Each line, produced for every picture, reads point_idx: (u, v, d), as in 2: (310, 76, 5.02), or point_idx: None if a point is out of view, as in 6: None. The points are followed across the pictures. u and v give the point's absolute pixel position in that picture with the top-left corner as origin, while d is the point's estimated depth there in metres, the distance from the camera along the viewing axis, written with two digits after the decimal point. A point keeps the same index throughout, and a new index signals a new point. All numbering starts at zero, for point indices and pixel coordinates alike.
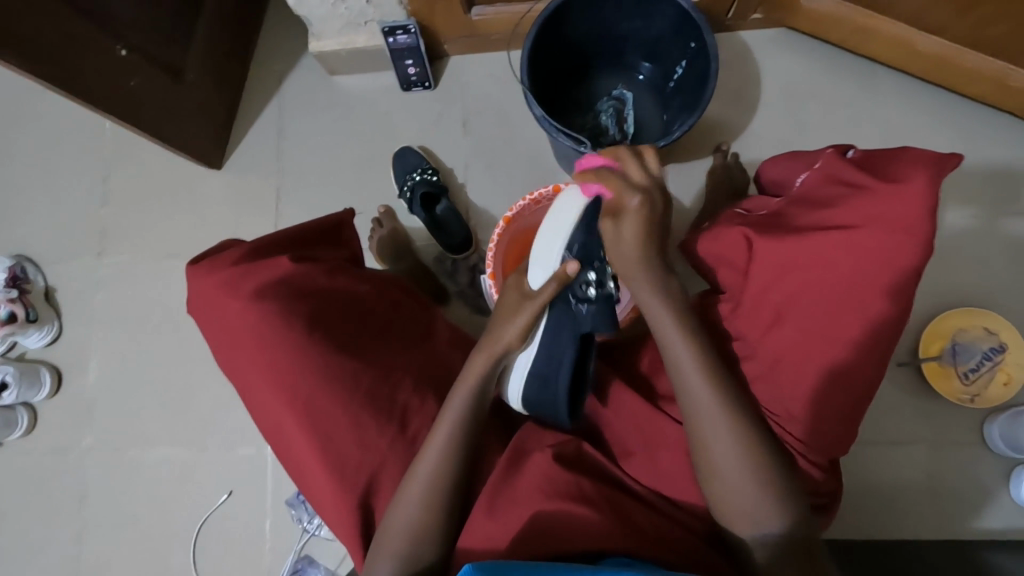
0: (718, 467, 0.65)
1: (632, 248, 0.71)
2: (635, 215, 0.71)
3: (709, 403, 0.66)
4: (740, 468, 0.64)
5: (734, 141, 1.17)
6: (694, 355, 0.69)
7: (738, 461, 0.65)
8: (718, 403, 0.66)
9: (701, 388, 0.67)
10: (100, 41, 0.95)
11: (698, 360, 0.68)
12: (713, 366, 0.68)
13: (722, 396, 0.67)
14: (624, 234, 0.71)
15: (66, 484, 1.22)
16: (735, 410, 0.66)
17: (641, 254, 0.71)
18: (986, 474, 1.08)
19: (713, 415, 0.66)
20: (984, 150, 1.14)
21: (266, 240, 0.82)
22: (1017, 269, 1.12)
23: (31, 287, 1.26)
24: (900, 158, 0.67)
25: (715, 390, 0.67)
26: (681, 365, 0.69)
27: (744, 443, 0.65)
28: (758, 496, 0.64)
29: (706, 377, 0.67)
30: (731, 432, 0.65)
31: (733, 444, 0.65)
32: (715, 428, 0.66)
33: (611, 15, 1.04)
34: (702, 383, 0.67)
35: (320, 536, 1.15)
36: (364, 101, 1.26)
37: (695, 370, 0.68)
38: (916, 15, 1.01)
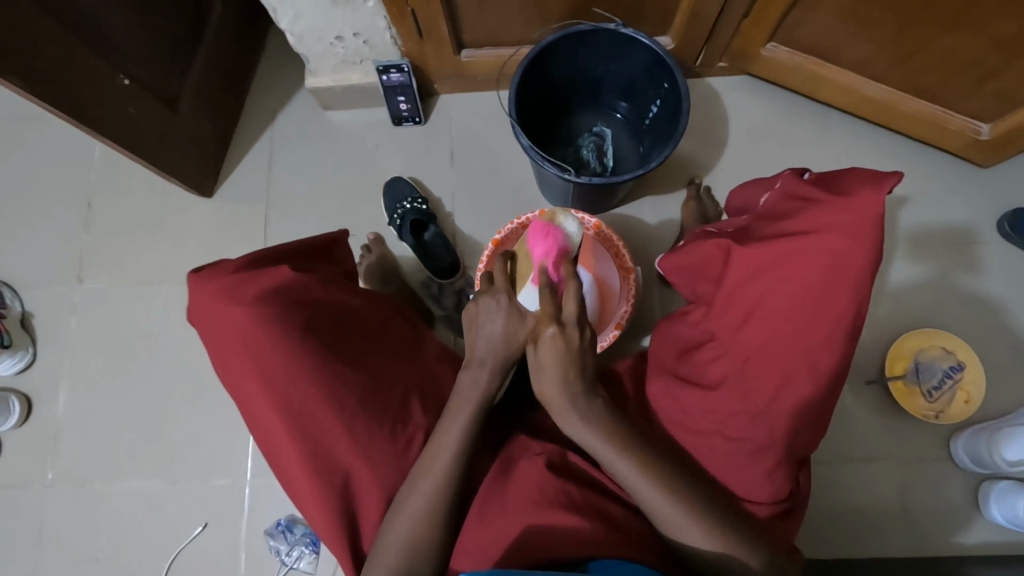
0: (674, 537, 0.66)
1: (553, 385, 0.69)
2: (542, 371, 0.69)
3: (653, 488, 0.67)
4: (691, 531, 0.65)
5: (705, 175, 1.26)
6: (627, 455, 0.68)
7: (690, 529, 0.65)
8: (666, 496, 0.66)
9: (641, 481, 0.67)
10: (102, 69, 0.98)
11: (633, 461, 0.68)
12: (649, 461, 0.68)
13: (655, 484, 0.67)
14: (544, 373, 0.69)
15: (28, 519, 1.16)
16: (684, 499, 0.67)
17: (561, 378, 0.68)
18: (955, 491, 1.12)
19: (655, 497, 0.66)
20: (929, 185, 1.25)
21: (261, 253, 0.84)
22: (966, 293, 1.20)
23: (7, 312, 1.23)
24: (850, 175, 0.73)
25: (652, 479, 0.67)
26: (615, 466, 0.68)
27: (698, 514, 0.66)
28: (722, 555, 0.65)
29: (645, 473, 0.67)
30: (680, 510, 0.66)
31: (682, 513, 0.66)
32: (665, 509, 0.66)
33: (590, 59, 1.12)
34: (644, 481, 0.67)
35: (299, 569, 1.12)
36: (356, 134, 1.32)
37: (632, 470, 0.68)
38: (863, 66, 1.13)
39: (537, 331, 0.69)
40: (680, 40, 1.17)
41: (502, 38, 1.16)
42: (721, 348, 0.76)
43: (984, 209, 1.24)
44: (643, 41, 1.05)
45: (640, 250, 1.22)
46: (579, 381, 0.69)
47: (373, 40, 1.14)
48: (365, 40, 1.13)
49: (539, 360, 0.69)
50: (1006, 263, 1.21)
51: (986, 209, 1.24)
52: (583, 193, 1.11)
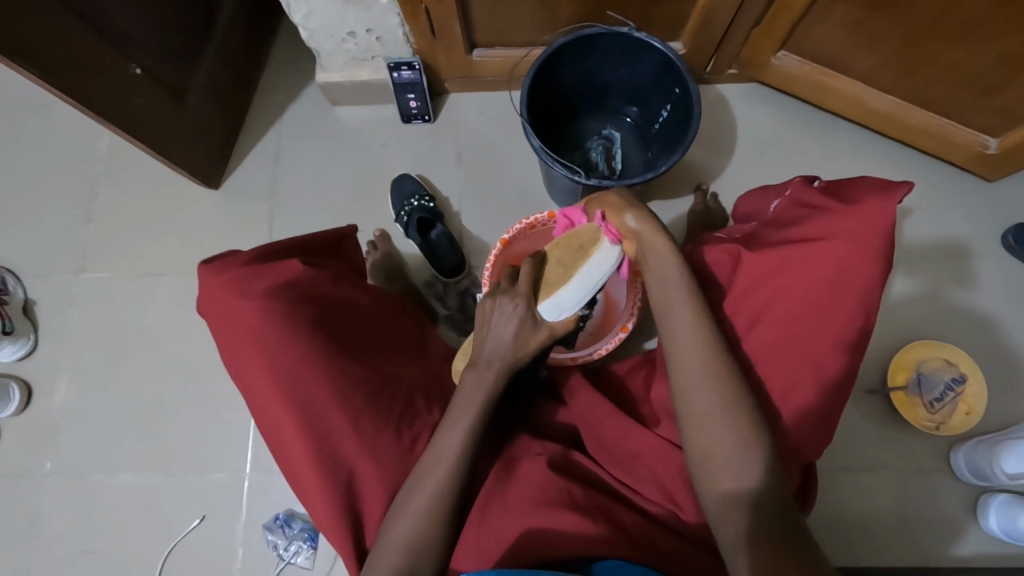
0: (695, 413, 0.67)
1: (646, 226, 0.76)
2: (642, 218, 0.76)
3: (705, 361, 0.69)
4: (717, 401, 0.67)
5: (712, 181, 1.27)
6: (699, 329, 0.71)
7: (719, 410, 0.66)
8: (712, 351, 0.69)
9: (692, 330, 0.71)
10: (113, 58, 0.98)
11: (706, 334, 0.70)
12: (716, 343, 0.70)
13: (711, 341, 0.70)
14: (642, 220, 0.76)
15: (25, 507, 1.16)
16: (726, 367, 0.68)
17: (646, 218, 0.77)
18: (953, 503, 1.12)
19: (702, 368, 0.69)
20: (935, 198, 1.25)
21: (271, 248, 0.84)
22: (968, 305, 1.21)
23: (9, 299, 1.23)
24: (857, 184, 0.74)
25: (707, 335, 0.70)
26: (672, 318, 0.72)
27: (735, 401, 0.67)
28: (731, 437, 0.65)
29: (708, 347, 0.70)
30: (719, 383, 0.67)
31: (717, 394, 0.67)
32: (703, 367, 0.69)
33: (601, 62, 1.13)
34: (700, 333, 0.70)
35: (296, 564, 1.11)
36: (364, 131, 1.32)
37: (698, 338, 0.70)
38: (872, 77, 1.13)
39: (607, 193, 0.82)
40: (691, 46, 1.17)
41: (514, 39, 1.16)
42: None
43: (989, 223, 1.24)
44: (655, 47, 1.06)
45: None
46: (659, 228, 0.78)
47: (385, 38, 1.14)
48: (377, 36, 1.13)
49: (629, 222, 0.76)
50: (1008, 277, 1.22)
51: (990, 223, 1.24)
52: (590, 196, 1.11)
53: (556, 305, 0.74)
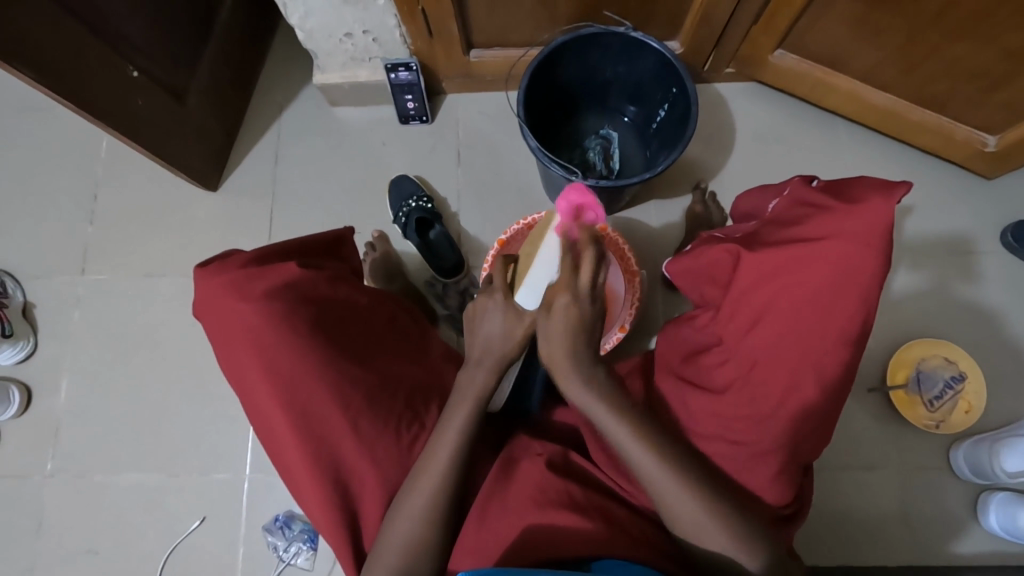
0: (677, 518, 0.66)
1: (559, 346, 0.68)
2: (549, 337, 0.69)
3: (668, 475, 0.66)
4: (693, 509, 0.65)
5: (710, 180, 1.26)
6: (646, 445, 0.67)
7: (698, 517, 0.65)
8: (664, 466, 0.66)
9: (640, 449, 0.67)
10: (111, 60, 0.98)
11: (643, 439, 0.67)
12: (669, 450, 0.68)
13: (661, 456, 0.67)
14: (546, 334, 0.69)
15: (26, 510, 1.16)
16: (683, 473, 0.66)
17: (566, 349, 0.68)
18: (953, 501, 1.12)
19: (670, 482, 0.66)
20: (934, 195, 1.25)
21: (267, 249, 0.84)
22: (968, 303, 1.20)
23: (9, 302, 1.23)
24: (859, 183, 0.73)
25: (653, 450, 0.67)
26: (618, 439, 0.68)
27: (708, 498, 0.65)
28: (720, 538, 0.64)
29: (664, 462, 0.66)
30: (686, 492, 0.66)
31: (691, 498, 0.65)
32: (664, 484, 0.66)
33: (599, 62, 1.13)
34: (647, 452, 0.67)
35: (296, 565, 1.11)
36: (363, 132, 1.32)
37: (652, 457, 0.66)
38: (871, 75, 1.13)
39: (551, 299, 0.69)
40: (689, 45, 1.17)
41: (511, 39, 1.16)
42: (728, 352, 0.75)
43: (988, 221, 1.24)
44: (653, 46, 1.06)
45: (645, 253, 1.23)
46: (585, 350, 0.69)
47: (383, 38, 1.14)
48: (375, 37, 1.13)
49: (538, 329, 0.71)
50: (1008, 275, 1.22)
51: (989, 221, 1.24)
52: None
53: (530, 291, 0.82)
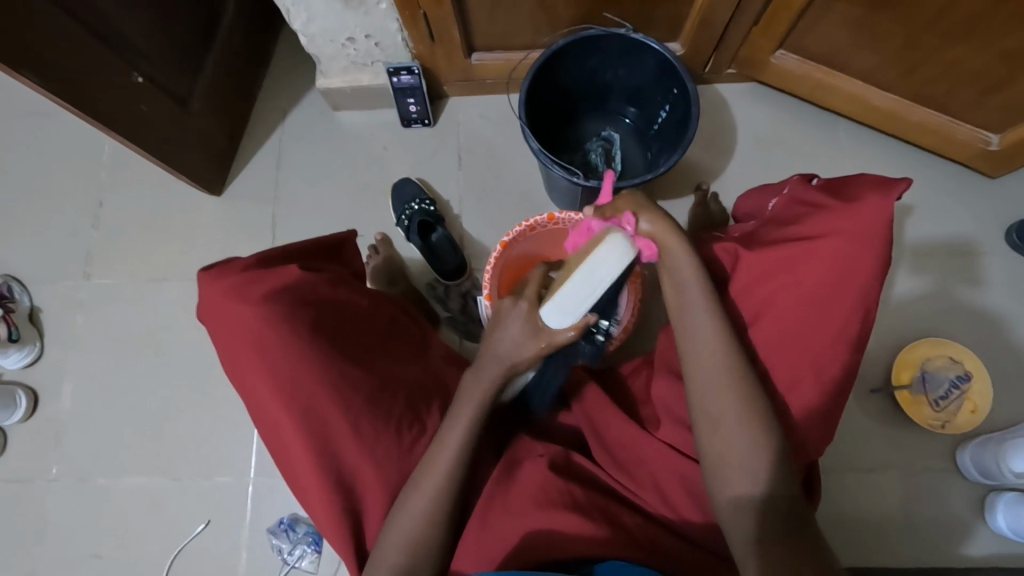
0: (710, 405, 0.67)
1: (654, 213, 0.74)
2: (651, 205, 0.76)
3: (724, 357, 0.68)
4: (730, 395, 0.66)
5: (712, 181, 1.26)
6: (712, 321, 0.70)
7: (728, 408, 0.66)
8: (725, 346, 0.69)
9: (707, 322, 0.70)
10: (117, 67, 0.99)
11: (716, 315, 0.70)
12: (733, 335, 0.70)
13: (728, 332, 0.69)
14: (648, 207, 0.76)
15: (33, 513, 1.17)
16: (740, 361, 0.68)
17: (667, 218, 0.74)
18: (959, 502, 1.11)
19: (721, 363, 0.68)
20: (937, 195, 1.25)
21: (268, 252, 0.85)
22: (972, 302, 1.20)
23: (15, 307, 1.24)
24: (858, 181, 0.73)
25: (721, 326, 0.70)
26: (693, 310, 0.71)
27: (746, 396, 0.66)
28: (743, 440, 0.65)
29: (726, 341, 0.69)
30: (732, 376, 0.67)
31: (733, 385, 0.67)
32: (716, 361, 0.68)
33: (600, 63, 1.13)
34: (716, 326, 0.70)
35: (301, 568, 1.12)
36: (366, 135, 1.33)
37: (715, 334, 0.69)
38: (871, 75, 1.13)
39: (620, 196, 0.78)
40: (689, 47, 1.17)
41: (512, 42, 1.17)
42: None
43: (991, 220, 1.23)
44: (653, 47, 1.06)
45: None
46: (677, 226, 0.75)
47: (384, 42, 1.15)
48: (377, 41, 1.14)
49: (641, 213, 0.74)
50: (1013, 274, 1.21)
51: (993, 220, 1.23)
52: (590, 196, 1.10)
53: (559, 310, 0.69)
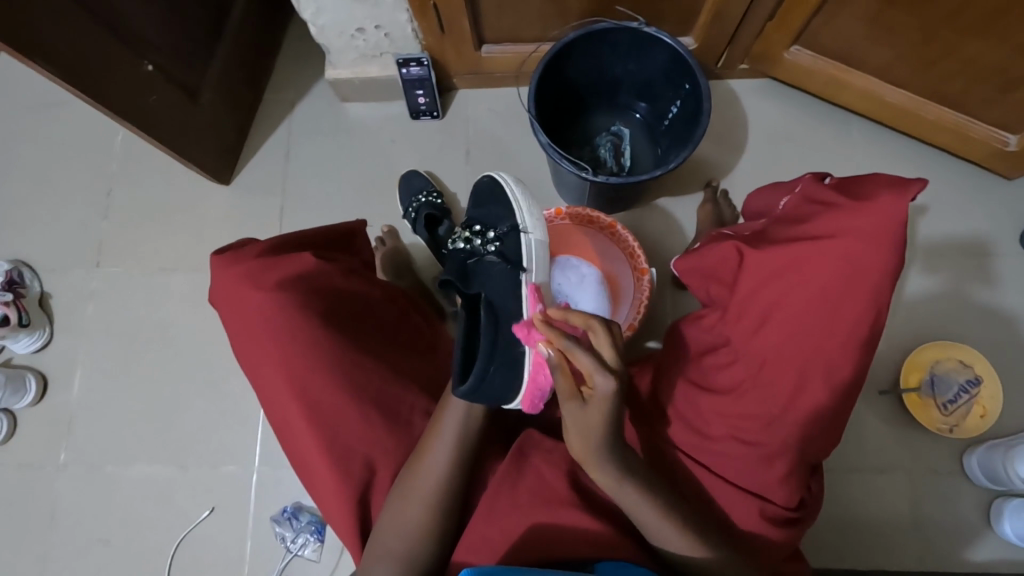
0: (663, 548, 0.66)
1: (587, 441, 0.63)
2: (585, 419, 0.62)
3: (657, 516, 0.64)
4: (677, 543, 0.65)
5: (722, 178, 1.25)
6: (637, 492, 0.64)
7: (682, 546, 0.65)
8: (653, 509, 0.64)
9: (639, 503, 0.64)
10: (125, 56, 0.99)
11: (640, 493, 0.64)
12: (656, 490, 0.65)
13: (649, 498, 0.64)
14: (585, 422, 0.62)
15: (43, 496, 1.18)
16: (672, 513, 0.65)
17: (601, 428, 0.62)
18: (965, 507, 1.10)
19: (661, 524, 0.64)
20: (952, 195, 1.23)
21: (283, 240, 0.86)
22: (985, 306, 1.18)
23: (26, 292, 1.25)
24: (870, 180, 0.72)
25: (648, 498, 0.64)
26: (627, 501, 0.65)
27: (690, 535, 0.65)
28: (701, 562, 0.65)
29: (652, 500, 0.64)
30: (672, 527, 0.64)
31: (676, 534, 0.65)
32: (655, 523, 0.65)
33: (611, 57, 1.12)
34: (642, 500, 0.64)
35: (303, 556, 1.13)
36: (375, 127, 1.32)
37: (643, 503, 0.64)
38: (887, 72, 1.11)
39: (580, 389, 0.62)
40: (702, 41, 1.16)
41: (522, 35, 1.16)
42: (736, 353, 0.75)
43: (1006, 221, 1.21)
44: (666, 41, 1.05)
45: (656, 250, 1.22)
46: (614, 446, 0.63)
47: (394, 34, 1.14)
48: (386, 33, 1.13)
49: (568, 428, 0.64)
50: None
51: (1008, 223, 1.21)
52: (598, 192, 1.09)
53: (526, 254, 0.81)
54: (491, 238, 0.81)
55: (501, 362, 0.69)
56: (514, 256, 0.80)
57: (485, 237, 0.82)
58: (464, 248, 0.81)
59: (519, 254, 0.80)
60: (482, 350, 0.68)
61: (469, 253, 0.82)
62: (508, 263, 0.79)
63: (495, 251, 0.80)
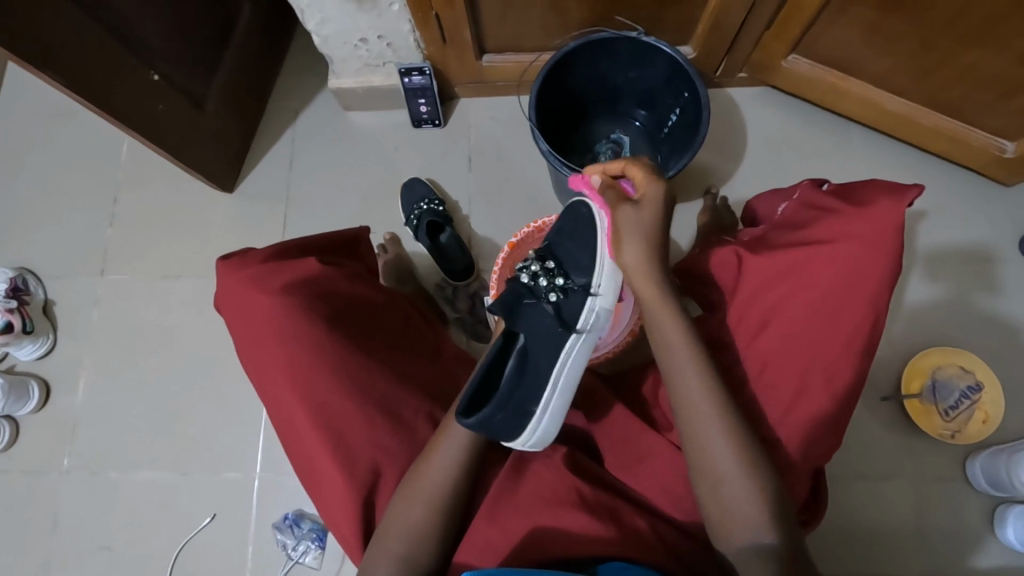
0: (718, 471, 0.65)
1: (643, 264, 0.71)
2: (648, 234, 0.71)
3: (714, 416, 0.66)
4: (730, 460, 0.65)
5: (722, 185, 1.26)
6: (700, 377, 0.68)
7: (733, 466, 0.64)
8: (712, 402, 0.67)
9: (698, 392, 0.67)
10: (133, 66, 1.01)
11: (705, 377, 0.68)
12: (716, 382, 0.68)
13: (710, 389, 0.67)
14: (641, 222, 0.70)
15: (45, 502, 1.18)
16: (730, 418, 0.66)
17: (651, 250, 0.71)
18: (969, 513, 1.10)
19: (710, 402, 0.67)
20: (951, 202, 1.24)
21: (288, 245, 0.87)
22: (985, 311, 1.18)
23: (31, 299, 1.26)
24: (868, 185, 0.73)
25: (708, 387, 0.67)
26: (686, 385, 0.68)
27: (744, 453, 0.65)
28: (750, 498, 0.63)
29: (713, 393, 0.67)
30: (727, 437, 0.65)
31: (730, 448, 0.65)
32: (710, 428, 0.66)
33: (611, 66, 1.13)
34: (702, 390, 0.67)
35: (305, 564, 1.12)
36: (377, 135, 1.33)
37: (703, 392, 0.67)
38: (885, 79, 1.12)
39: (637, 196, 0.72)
40: (702, 50, 1.17)
41: (523, 44, 1.17)
42: (738, 355, 0.74)
43: (1005, 228, 1.22)
44: (665, 50, 1.06)
45: None
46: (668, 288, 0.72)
47: (397, 43, 1.15)
48: (389, 42, 1.15)
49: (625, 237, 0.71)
50: None
51: (1008, 229, 1.22)
52: None
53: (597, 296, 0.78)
54: (558, 286, 0.77)
55: (509, 411, 0.69)
56: (571, 318, 0.76)
57: (552, 280, 0.78)
58: (526, 283, 0.77)
59: (578, 316, 0.76)
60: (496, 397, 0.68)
61: (528, 289, 0.77)
62: (561, 324, 0.75)
63: (554, 304, 0.76)
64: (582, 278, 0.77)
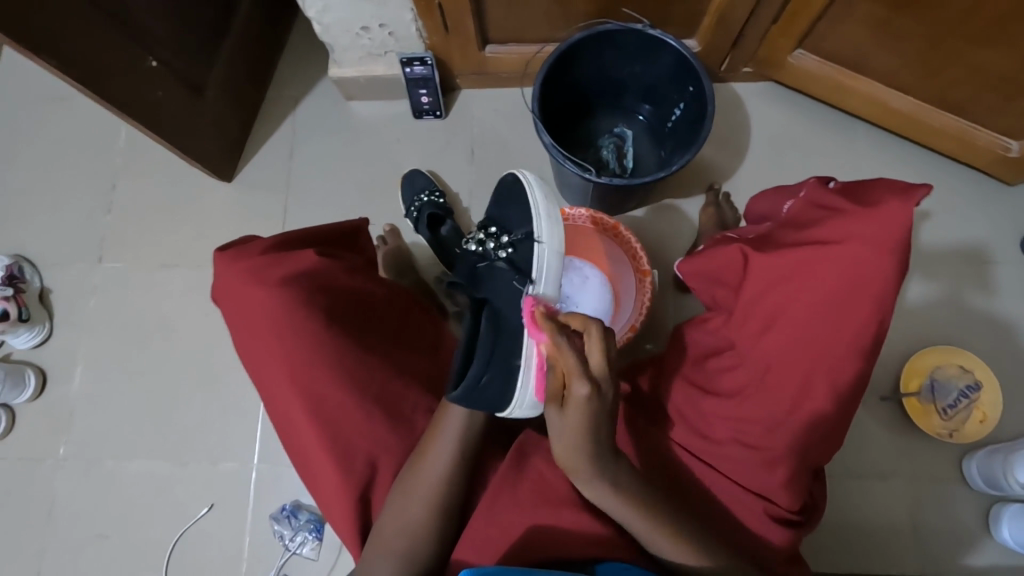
0: (670, 565, 0.65)
1: (571, 459, 0.61)
2: (571, 445, 0.60)
3: (657, 537, 0.63)
4: (685, 562, 0.64)
5: (725, 181, 1.25)
6: (632, 511, 0.63)
7: (692, 570, 0.64)
8: (651, 527, 0.63)
9: (637, 521, 0.63)
10: (131, 52, 0.99)
11: (636, 509, 0.63)
12: (650, 505, 0.64)
13: (645, 517, 0.63)
14: (559, 429, 0.60)
15: (41, 490, 1.18)
16: (674, 532, 0.64)
17: (580, 446, 0.60)
18: (964, 512, 1.10)
19: (653, 535, 0.63)
20: (954, 201, 1.23)
21: (285, 237, 0.86)
22: (986, 312, 1.18)
23: (26, 287, 1.25)
24: (876, 185, 0.71)
25: (645, 517, 0.63)
26: (625, 520, 0.64)
27: (695, 553, 0.64)
28: None
29: (649, 519, 0.63)
30: (675, 546, 0.64)
31: (681, 554, 0.64)
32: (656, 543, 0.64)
33: (616, 59, 1.11)
34: (640, 520, 0.63)
35: (302, 555, 1.12)
36: (378, 126, 1.32)
37: (638, 520, 0.63)
38: (892, 77, 1.11)
39: (558, 394, 0.60)
40: (707, 44, 1.16)
41: (527, 36, 1.16)
42: (740, 357, 0.75)
43: (1008, 228, 1.22)
44: (671, 44, 1.04)
45: (659, 252, 1.22)
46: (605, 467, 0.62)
47: (399, 33, 1.14)
48: (391, 31, 1.13)
49: (552, 438, 0.61)
50: None
51: (1009, 229, 1.22)
52: (601, 194, 1.09)
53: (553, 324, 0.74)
54: (504, 243, 0.77)
55: (496, 369, 0.67)
56: (524, 264, 0.73)
57: (500, 240, 0.79)
58: (479, 251, 0.81)
59: (530, 262, 0.72)
60: (478, 357, 0.67)
61: (482, 255, 0.80)
62: (515, 270, 0.74)
63: (506, 258, 0.76)
64: (523, 228, 0.76)
